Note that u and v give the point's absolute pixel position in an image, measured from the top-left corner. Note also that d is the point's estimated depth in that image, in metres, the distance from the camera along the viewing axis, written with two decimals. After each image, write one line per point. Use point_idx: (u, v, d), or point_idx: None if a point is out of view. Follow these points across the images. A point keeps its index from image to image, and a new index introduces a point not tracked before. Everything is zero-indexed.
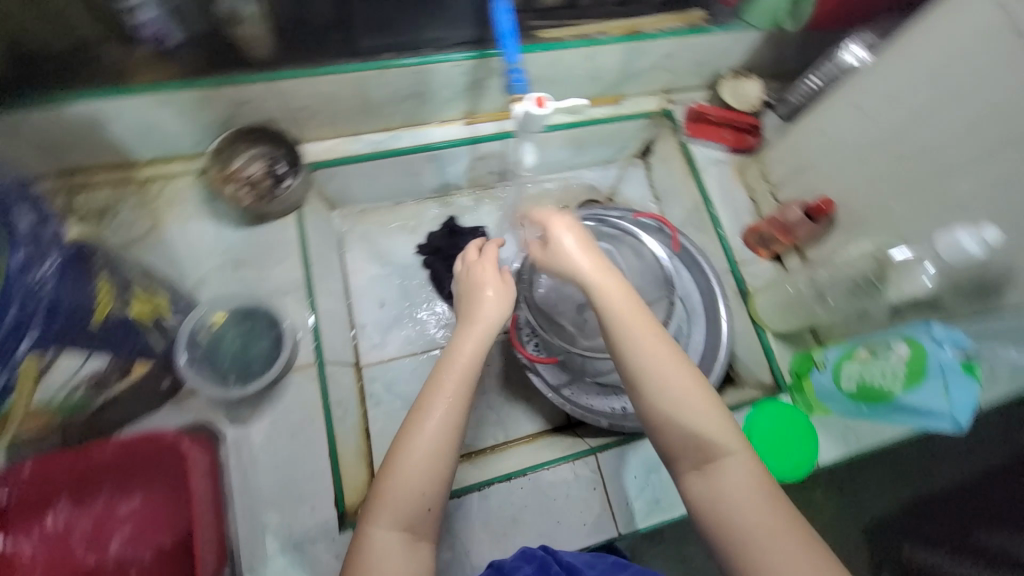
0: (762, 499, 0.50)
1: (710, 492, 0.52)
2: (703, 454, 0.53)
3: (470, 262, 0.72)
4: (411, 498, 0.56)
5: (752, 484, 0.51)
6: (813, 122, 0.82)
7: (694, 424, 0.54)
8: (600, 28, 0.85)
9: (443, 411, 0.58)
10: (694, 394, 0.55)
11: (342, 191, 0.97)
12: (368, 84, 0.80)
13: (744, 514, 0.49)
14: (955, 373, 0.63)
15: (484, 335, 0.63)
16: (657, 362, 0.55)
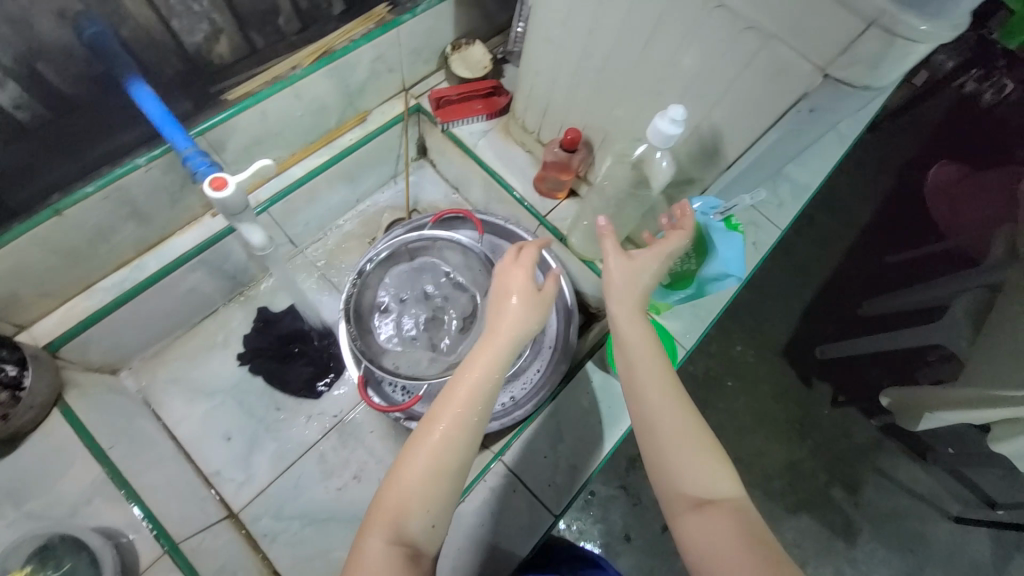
0: (758, 535, 0.49)
1: (704, 534, 0.50)
2: (703, 498, 0.52)
3: (504, 265, 0.64)
4: (414, 512, 0.53)
5: (746, 527, 0.50)
6: (528, 66, 0.84)
7: (691, 469, 0.53)
8: (291, 63, 0.80)
9: (453, 419, 0.55)
10: (699, 438, 0.55)
11: (115, 349, 0.83)
12: (54, 235, 0.67)
13: (735, 551, 0.48)
14: (722, 233, 0.69)
15: (504, 350, 0.58)
16: (678, 413, 0.55)
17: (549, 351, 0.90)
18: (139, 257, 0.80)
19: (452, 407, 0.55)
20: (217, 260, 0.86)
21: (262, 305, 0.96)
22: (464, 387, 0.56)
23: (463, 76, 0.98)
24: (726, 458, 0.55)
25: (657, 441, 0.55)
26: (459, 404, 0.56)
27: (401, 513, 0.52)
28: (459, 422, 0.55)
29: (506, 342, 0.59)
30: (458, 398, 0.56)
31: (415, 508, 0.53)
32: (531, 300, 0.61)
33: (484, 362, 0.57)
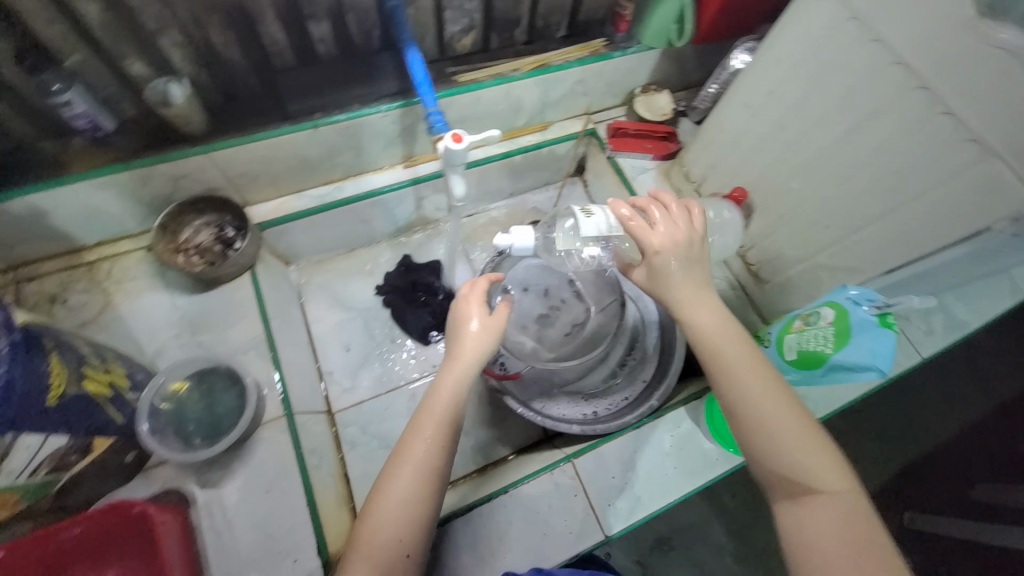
0: (862, 531, 0.51)
1: (804, 522, 0.53)
2: (803, 488, 0.54)
3: (465, 294, 0.72)
4: (389, 541, 0.56)
5: (849, 518, 0.52)
6: (716, 122, 0.90)
7: (792, 458, 0.55)
8: (513, 66, 0.93)
9: (424, 446, 0.60)
10: (801, 429, 0.56)
11: (294, 246, 1.00)
12: (304, 144, 0.85)
13: (838, 539, 0.50)
14: (873, 326, 0.67)
15: (468, 371, 0.66)
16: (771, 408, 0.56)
17: (642, 383, 0.95)
18: (340, 181, 0.97)
19: (422, 436, 0.61)
20: (393, 203, 1.01)
21: (408, 253, 1.09)
22: (426, 414, 0.62)
23: (642, 116, 1.08)
24: (833, 449, 0.56)
25: (751, 429, 0.57)
26: (431, 425, 0.62)
27: (383, 536, 0.56)
28: (432, 447, 0.60)
29: (467, 365, 0.66)
30: (425, 430, 0.61)
31: (392, 535, 0.56)
32: (487, 326, 0.69)
33: (445, 390, 0.64)
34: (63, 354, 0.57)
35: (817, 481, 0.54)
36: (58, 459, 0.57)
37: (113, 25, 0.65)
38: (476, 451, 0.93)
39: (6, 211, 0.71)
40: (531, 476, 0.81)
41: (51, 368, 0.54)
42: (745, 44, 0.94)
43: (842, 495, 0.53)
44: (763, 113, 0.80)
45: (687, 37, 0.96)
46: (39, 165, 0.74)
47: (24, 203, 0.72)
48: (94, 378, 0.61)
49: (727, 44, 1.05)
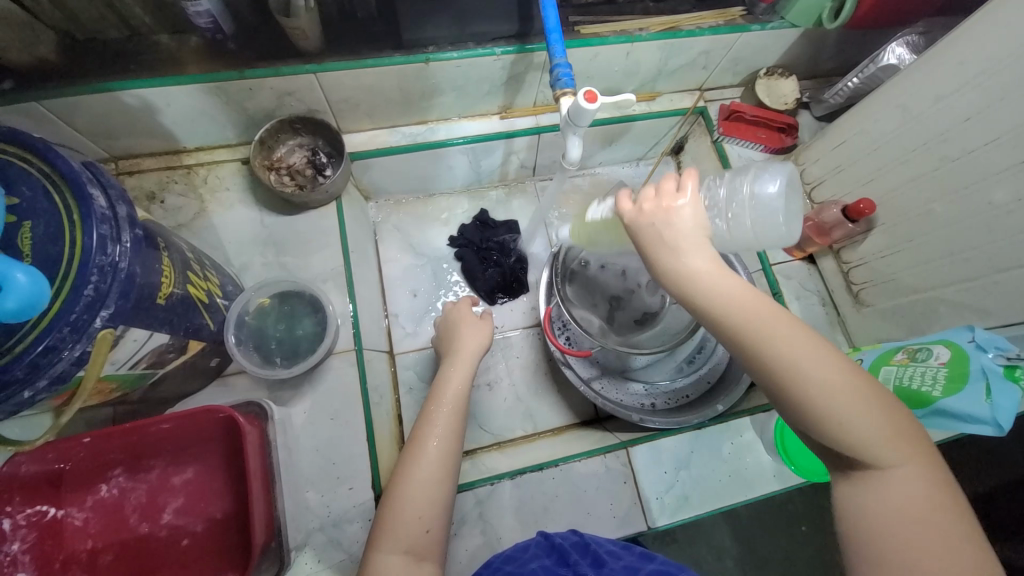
0: (935, 514, 0.39)
1: (861, 501, 0.42)
2: (852, 460, 0.42)
3: (456, 306, 0.82)
4: (410, 520, 0.54)
5: (906, 495, 0.41)
6: (854, 122, 0.81)
7: (844, 429, 0.42)
8: (640, 25, 0.85)
9: (440, 433, 0.61)
10: (856, 389, 0.42)
11: (378, 182, 0.98)
12: (410, 77, 0.81)
13: (904, 522, 0.40)
14: (998, 378, 0.61)
15: (470, 364, 0.71)
16: (802, 361, 0.42)
17: (706, 385, 0.91)
18: (434, 122, 0.94)
19: (435, 424, 0.61)
20: (481, 153, 0.98)
21: (485, 207, 1.07)
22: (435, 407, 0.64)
23: (761, 101, 0.99)
24: (885, 402, 0.42)
25: (789, 401, 0.43)
26: (444, 415, 0.63)
27: (411, 517, 0.54)
28: (448, 431, 0.61)
29: (465, 363, 0.71)
30: (438, 418, 0.62)
31: (418, 514, 0.55)
32: (476, 326, 0.77)
33: (448, 385, 0.67)
34: (171, 255, 0.58)
35: (874, 456, 0.42)
36: (157, 355, 0.59)
37: None
38: (525, 417, 0.94)
39: (121, 104, 0.72)
40: (581, 455, 0.80)
41: (163, 268, 0.55)
42: (907, 37, 0.83)
43: (906, 469, 0.41)
44: (922, 121, 0.70)
45: (840, 20, 0.87)
46: (154, 59, 0.72)
47: (138, 96, 0.71)
48: (195, 284, 0.63)
49: (878, 34, 0.93)
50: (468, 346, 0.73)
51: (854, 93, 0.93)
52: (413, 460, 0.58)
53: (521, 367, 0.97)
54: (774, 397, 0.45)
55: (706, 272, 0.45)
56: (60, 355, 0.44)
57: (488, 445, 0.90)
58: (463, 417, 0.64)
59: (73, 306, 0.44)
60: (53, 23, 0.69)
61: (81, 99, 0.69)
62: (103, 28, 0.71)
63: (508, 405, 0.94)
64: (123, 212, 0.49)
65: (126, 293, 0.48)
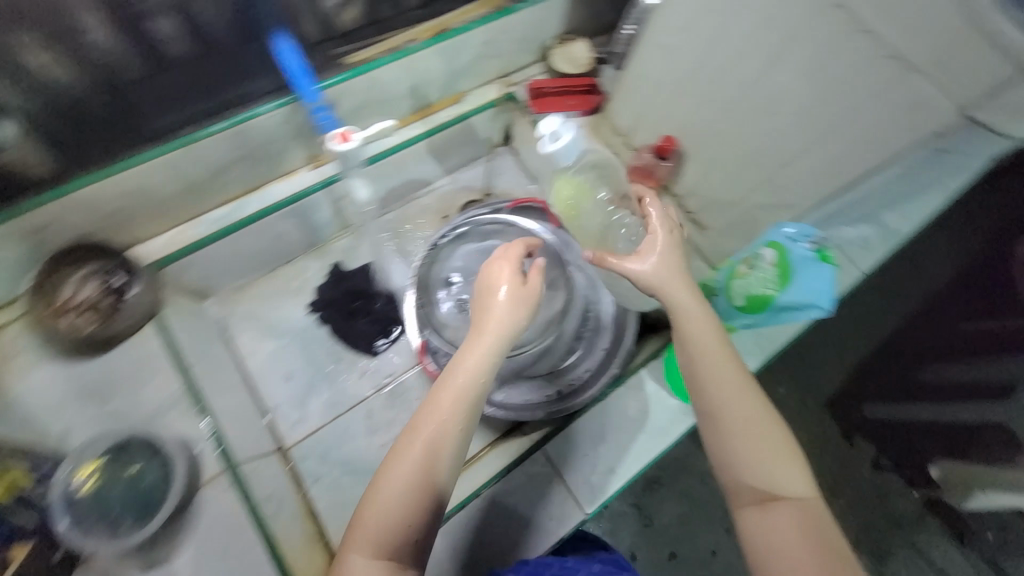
0: (820, 535, 0.55)
1: (770, 525, 0.56)
2: (768, 494, 0.58)
3: (493, 259, 0.68)
4: (392, 524, 0.58)
5: (809, 525, 0.56)
6: (635, 68, 0.84)
7: (759, 463, 0.58)
8: (409, 36, 0.83)
9: (433, 431, 0.60)
10: (775, 435, 0.60)
11: (206, 278, 0.88)
12: (179, 165, 0.73)
13: (799, 542, 0.55)
14: (812, 262, 0.67)
15: (492, 346, 0.63)
16: (739, 403, 0.60)
17: (602, 351, 0.90)
18: (241, 197, 0.86)
19: (432, 418, 0.61)
20: (307, 212, 0.91)
21: (337, 261, 1.00)
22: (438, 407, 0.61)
23: (563, 70, 1.01)
24: (798, 456, 0.60)
25: (727, 433, 0.60)
26: (438, 413, 0.61)
27: (390, 518, 0.58)
28: (443, 430, 0.60)
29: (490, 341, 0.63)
30: (438, 412, 0.61)
31: (392, 518, 0.58)
32: (511, 293, 0.65)
33: (456, 377, 0.62)
34: None
35: (783, 488, 0.58)
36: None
37: None
38: None
39: None
40: (502, 473, 0.78)
41: None
42: None
43: (804, 500, 0.58)
44: (682, 52, 0.74)
45: None
46: None
47: None
48: None
49: None
50: (494, 316, 0.64)
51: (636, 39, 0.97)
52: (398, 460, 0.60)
53: None
54: (714, 432, 0.61)
55: (681, 306, 0.63)
56: None
57: None
58: (466, 416, 0.61)
59: None
60: None
61: None
62: None
63: None
64: None
65: None
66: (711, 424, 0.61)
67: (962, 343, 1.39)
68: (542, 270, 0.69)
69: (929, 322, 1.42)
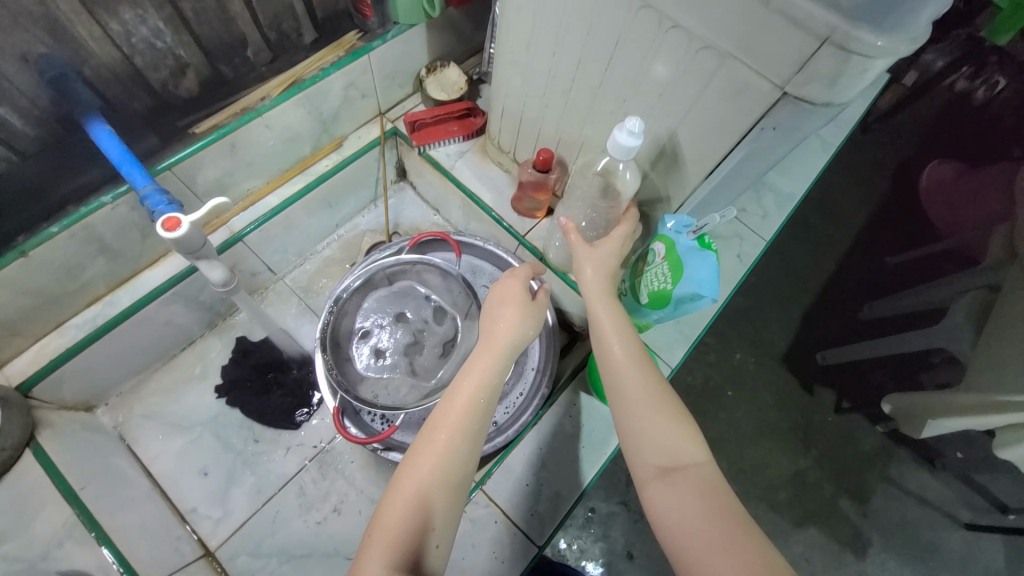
0: (720, 499, 0.52)
1: (668, 495, 0.54)
2: (670, 463, 0.56)
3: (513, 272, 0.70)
4: (412, 535, 0.53)
5: (711, 490, 0.53)
6: (498, 87, 0.84)
7: (656, 433, 0.58)
8: (260, 94, 0.80)
9: (449, 432, 0.58)
10: (670, 405, 0.59)
11: (89, 385, 0.82)
12: (20, 277, 0.67)
13: (695, 507, 0.51)
14: (694, 252, 0.67)
15: (505, 353, 0.63)
16: (636, 379, 0.61)
17: (531, 373, 0.88)
18: (111, 293, 0.79)
19: (450, 417, 0.59)
20: (192, 292, 0.85)
21: (241, 335, 0.95)
22: (459, 405, 0.59)
23: (438, 98, 0.99)
24: (695, 427, 0.59)
25: (626, 410, 0.60)
26: (462, 412, 0.59)
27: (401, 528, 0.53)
28: (461, 431, 0.58)
29: (496, 350, 0.63)
30: (458, 411, 0.59)
31: (409, 525, 0.53)
32: (517, 299, 0.67)
33: (470, 384, 0.61)
34: None
35: (684, 457, 0.56)
36: None
37: None
38: None
39: None
40: None
41: None
42: None
43: (703, 467, 0.55)
44: (533, 67, 0.74)
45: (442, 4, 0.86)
46: None
47: None
48: None
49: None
50: (507, 323, 0.65)
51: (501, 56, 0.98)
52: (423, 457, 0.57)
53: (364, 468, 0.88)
54: (619, 410, 0.61)
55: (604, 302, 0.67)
56: None
57: None
58: (482, 420, 0.60)
59: None
60: None
61: None
62: None
63: None
64: None
65: None
66: (618, 406, 0.61)
67: (891, 275, 1.48)
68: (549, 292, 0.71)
69: (856, 264, 1.50)
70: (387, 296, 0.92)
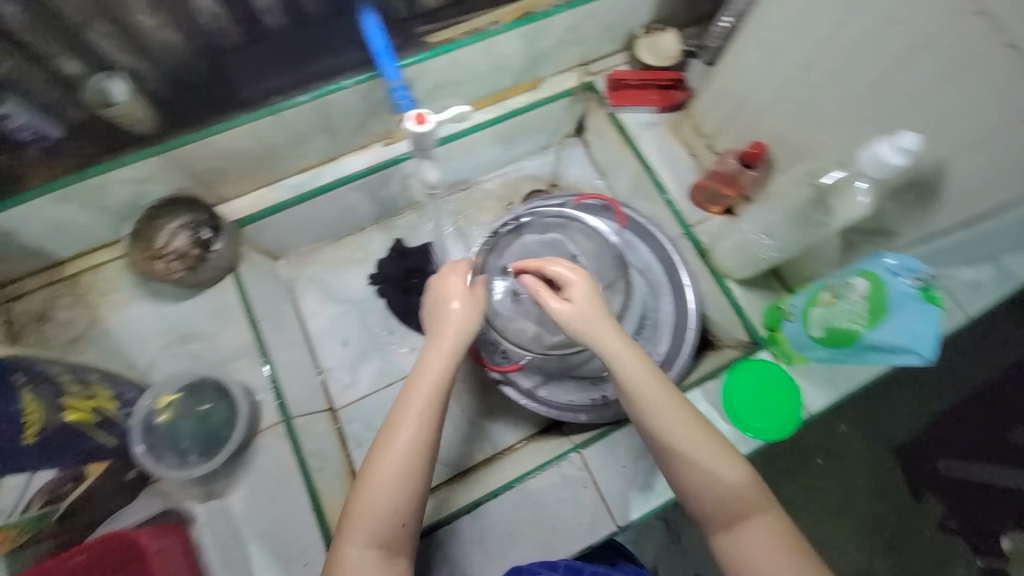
0: (790, 546, 0.58)
1: (736, 546, 0.59)
2: (735, 516, 0.60)
3: (443, 276, 0.71)
4: (385, 519, 0.59)
5: (778, 538, 0.59)
6: (728, 64, 0.78)
7: (715, 485, 0.60)
8: (493, 18, 0.81)
9: (413, 426, 0.61)
10: (727, 457, 0.61)
11: (279, 239, 0.94)
12: (267, 132, 0.76)
13: (764, 558, 0.58)
14: (915, 302, 0.61)
15: (456, 351, 0.65)
16: (680, 428, 0.62)
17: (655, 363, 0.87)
18: (317, 167, 0.89)
19: (409, 412, 0.61)
20: (377, 185, 0.94)
21: (400, 237, 1.03)
22: (416, 402, 0.61)
23: (645, 62, 0.95)
24: (748, 466, 0.62)
25: (676, 464, 0.62)
26: (422, 404, 0.62)
27: (377, 513, 0.59)
28: (422, 427, 0.61)
29: (440, 349, 0.65)
30: (417, 406, 0.61)
31: (385, 512, 0.59)
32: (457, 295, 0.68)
33: (429, 380, 0.62)
34: (37, 388, 0.56)
35: (746, 507, 0.60)
36: (51, 491, 0.57)
37: (27, 18, 0.57)
38: (483, 441, 0.91)
39: None
40: (537, 469, 0.77)
41: (25, 407, 0.53)
42: None
43: (767, 514, 0.60)
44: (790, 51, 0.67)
45: None
46: None
47: None
48: (73, 408, 0.60)
49: None
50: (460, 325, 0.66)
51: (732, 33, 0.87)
52: (386, 451, 0.59)
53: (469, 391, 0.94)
54: (672, 466, 0.62)
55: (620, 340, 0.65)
56: None
57: (451, 477, 0.87)
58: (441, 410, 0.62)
59: None
60: None
61: None
62: None
63: (463, 432, 0.92)
64: None
65: None
66: (665, 455, 0.63)
67: None
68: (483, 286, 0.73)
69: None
70: (540, 242, 0.92)
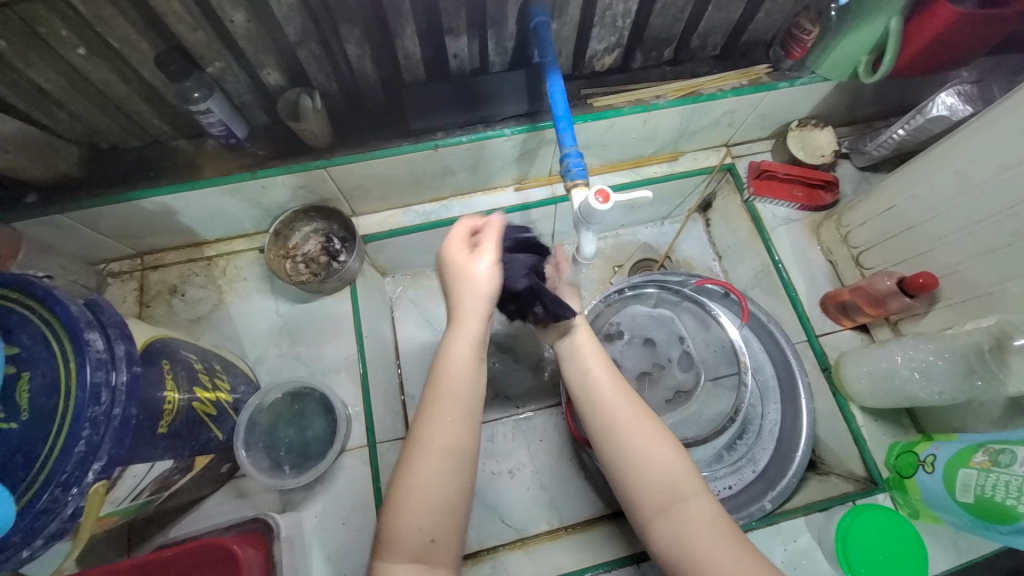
0: (729, 527, 0.52)
1: (674, 533, 0.52)
2: (669, 499, 0.53)
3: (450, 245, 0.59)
4: (420, 522, 0.49)
5: (717, 522, 0.52)
6: (903, 184, 0.74)
7: (647, 463, 0.55)
8: (657, 92, 0.81)
9: (446, 423, 0.53)
10: (663, 440, 0.57)
11: (394, 259, 0.97)
12: (421, 164, 0.79)
13: (705, 540, 0.50)
14: None
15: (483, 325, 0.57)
16: (617, 409, 0.59)
17: (750, 473, 0.79)
18: (449, 198, 0.91)
19: (441, 408, 0.53)
20: None
21: None
22: (450, 383, 0.54)
23: (794, 156, 0.90)
24: (681, 449, 0.57)
25: (612, 440, 0.58)
26: (448, 397, 0.54)
27: (419, 520, 0.49)
28: (455, 426, 0.53)
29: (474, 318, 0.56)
30: (447, 402, 0.53)
31: (423, 524, 0.49)
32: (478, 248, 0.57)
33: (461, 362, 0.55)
34: (174, 369, 0.58)
35: (680, 487, 0.54)
36: (162, 480, 0.57)
37: (255, 33, 0.62)
38: (550, 509, 0.87)
39: (142, 209, 0.74)
40: (612, 563, 0.71)
41: (166, 393, 0.54)
42: (958, 86, 0.75)
43: (702, 497, 0.53)
44: (985, 191, 0.64)
45: (876, 75, 0.77)
46: (174, 163, 0.75)
47: (157, 202, 0.73)
48: (201, 399, 0.62)
49: (923, 79, 0.85)
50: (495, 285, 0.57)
51: (901, 144, 0.84)
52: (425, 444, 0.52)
53: (544, 451, 0.91)
54: (605, 447, 0.58)
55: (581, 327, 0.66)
56: (54, 516, 0.43)
57: (512, 541, 0.83)
58: (473, 407, 0.54)
59: (63, 464, 0.43)
60: (73, 137, 0.72)
61: (105, 209, 0.71)
62: (123, 140, 0.74)
63: (530, 495, 0.88)
64: (135, 348, 0.50)
65: (123, 436, 0.47)
66: (604, 441, 0.59)
67: None
68: (495, 228, 0.60)
69: None
70: (648, 315, 0.89)
